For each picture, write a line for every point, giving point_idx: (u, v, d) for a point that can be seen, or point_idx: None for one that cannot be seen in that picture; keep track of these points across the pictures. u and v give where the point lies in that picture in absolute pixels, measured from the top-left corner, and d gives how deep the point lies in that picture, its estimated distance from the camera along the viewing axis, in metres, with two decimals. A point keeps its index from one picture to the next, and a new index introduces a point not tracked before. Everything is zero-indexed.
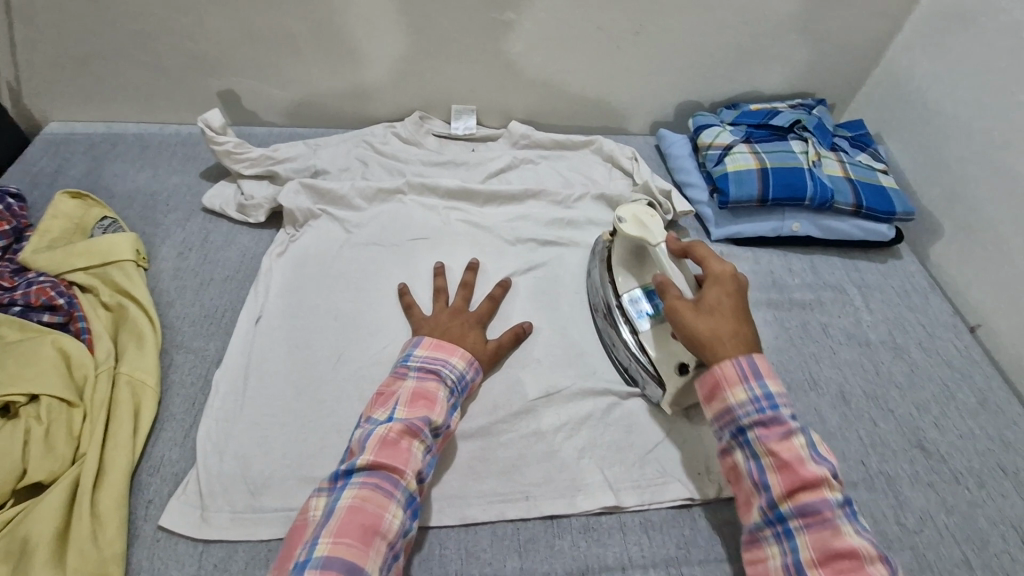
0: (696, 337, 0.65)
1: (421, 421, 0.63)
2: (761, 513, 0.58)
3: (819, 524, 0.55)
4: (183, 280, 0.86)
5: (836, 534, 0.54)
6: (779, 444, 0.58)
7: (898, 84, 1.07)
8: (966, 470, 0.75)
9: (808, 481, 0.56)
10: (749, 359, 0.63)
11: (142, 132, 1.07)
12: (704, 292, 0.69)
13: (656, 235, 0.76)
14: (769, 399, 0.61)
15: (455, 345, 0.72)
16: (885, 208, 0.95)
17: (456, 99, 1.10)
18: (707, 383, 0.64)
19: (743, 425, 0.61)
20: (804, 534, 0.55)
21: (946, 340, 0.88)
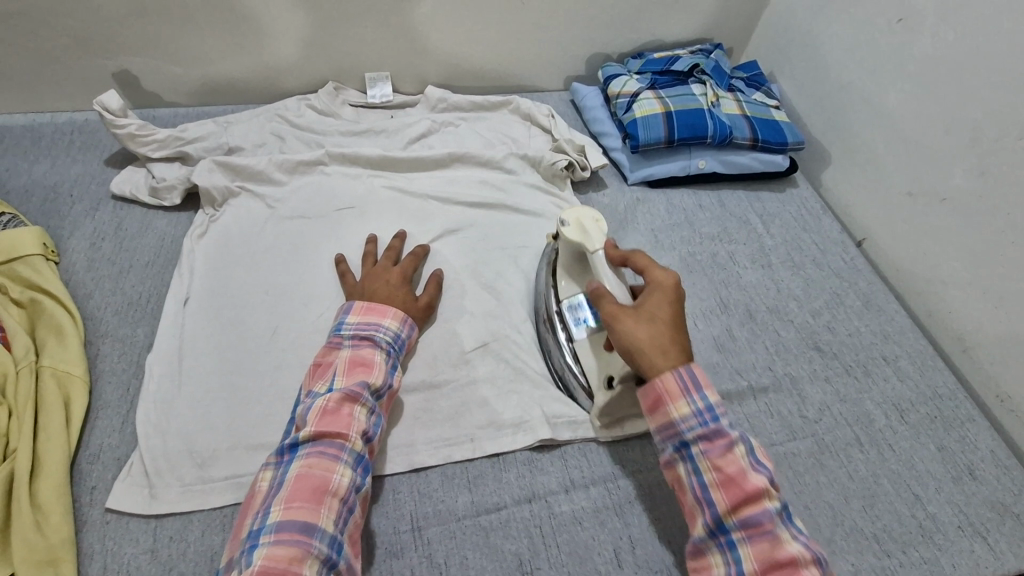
0: (631, 342, 0.62)
1: (360, 388, 0.64)
2: (667, 442, 0.59)
3: (717, 448, 0.57)
4: (99, 270, 0.83)
5: (730, 456, 0.56)
6: (679, 380, 0.59)
7: (785, 26, 1.16)
8: (854, 362, 0.85)
9: (708, 411, 0.58)
10: (683, 368, 0.60)
11: (31, 123, 1.01)
12: (643, 302, 0.65)
13: (594, 243, 0.73)
14: (659, 327, 0.63)
15: (387, 306, 0.73)
16: (778, 140, 1.03)
17: (369, 66, 1.10)
18: (649, 396, 0.60)
19: (648, 365, 0.61)
20: (705, 458, 0.57)
21: (836, 254, 0.99)
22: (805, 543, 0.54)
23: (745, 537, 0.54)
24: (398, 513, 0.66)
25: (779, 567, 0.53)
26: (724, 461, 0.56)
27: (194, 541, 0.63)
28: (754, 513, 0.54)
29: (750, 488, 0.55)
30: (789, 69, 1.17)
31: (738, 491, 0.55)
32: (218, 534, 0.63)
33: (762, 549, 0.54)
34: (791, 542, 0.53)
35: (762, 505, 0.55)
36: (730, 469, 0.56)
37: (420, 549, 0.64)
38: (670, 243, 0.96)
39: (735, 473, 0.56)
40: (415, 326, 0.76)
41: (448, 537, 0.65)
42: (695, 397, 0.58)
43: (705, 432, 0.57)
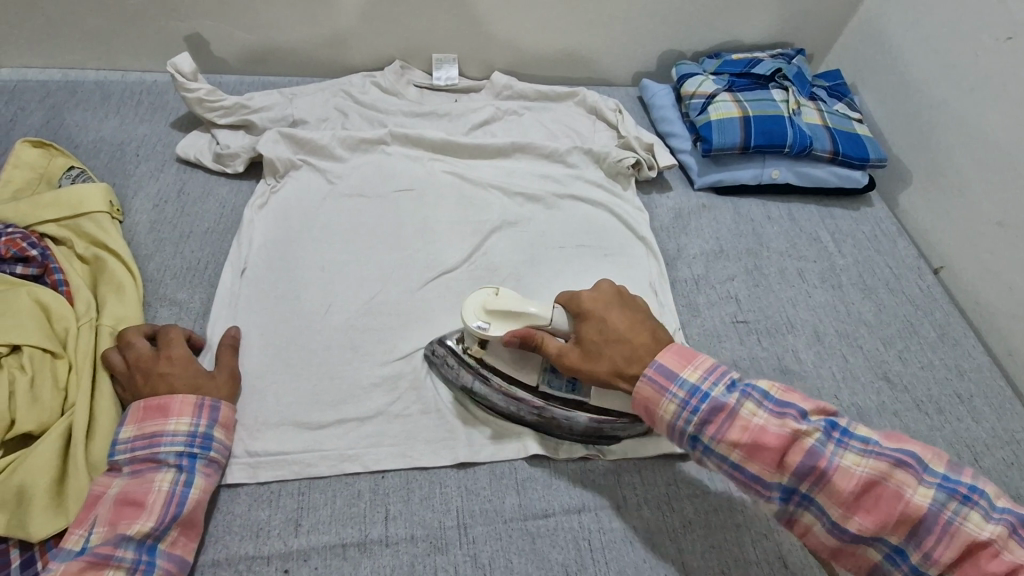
0: (618, 334, 0.61)
1: (115, 544, 0.53)
2: (839, 537, 0.53)
3: (829, 480, 0.52)
4: (160, 232, 0.83)
5: (849, 475, 0.52)
6: (739, 431, 0.54)
7: (874, 35, 1.10)
8: (926, 398, 0.80)
9: (863, 480, 0.52)
10: (656, 363, 0.58)
11: (102, 80, 1.01)
12: (581, 326, 0.63)
13: (494, 290, 0.66)
14: (724, 384, 0.56)
15: (172, 401, 0.61)
16: (859, 155, 0.98)
17: (437, 47, 1.07)
18: (666, 368, 0.57)
19: (692, 431, 0.56)
20: (892, 532, 0.51)
21: (911, 281, 0.93)
22: (998, 527, 0.50)
23: (926, 556, 0.50)
24: (444, 507, 0.64)
25: (949, 546, 0.50)
26: (846, 496, 0.52)
27: (240, 513, 0.62)
28: (884, 497, 0.51)
29: (953, 532, 0.50)
30: (873, 81, 1.11)
31: (884, 515, 0.51)
32: (265, 508, 0.63)
33: (907, 526, 0.51)
34: (966, 535, 0.50)
35: (914, 517, 0.50)
36: (858, 494, 0.51)
37: (464, 547, 0.62)
38: (736, 256, 0.92)
39: (933, 528, 0.50)
40: (217, 403, 0.64)
41: (493, 539, 0.63)
42: (843, 474, 0.52)
43: (875, 505, 0.51)
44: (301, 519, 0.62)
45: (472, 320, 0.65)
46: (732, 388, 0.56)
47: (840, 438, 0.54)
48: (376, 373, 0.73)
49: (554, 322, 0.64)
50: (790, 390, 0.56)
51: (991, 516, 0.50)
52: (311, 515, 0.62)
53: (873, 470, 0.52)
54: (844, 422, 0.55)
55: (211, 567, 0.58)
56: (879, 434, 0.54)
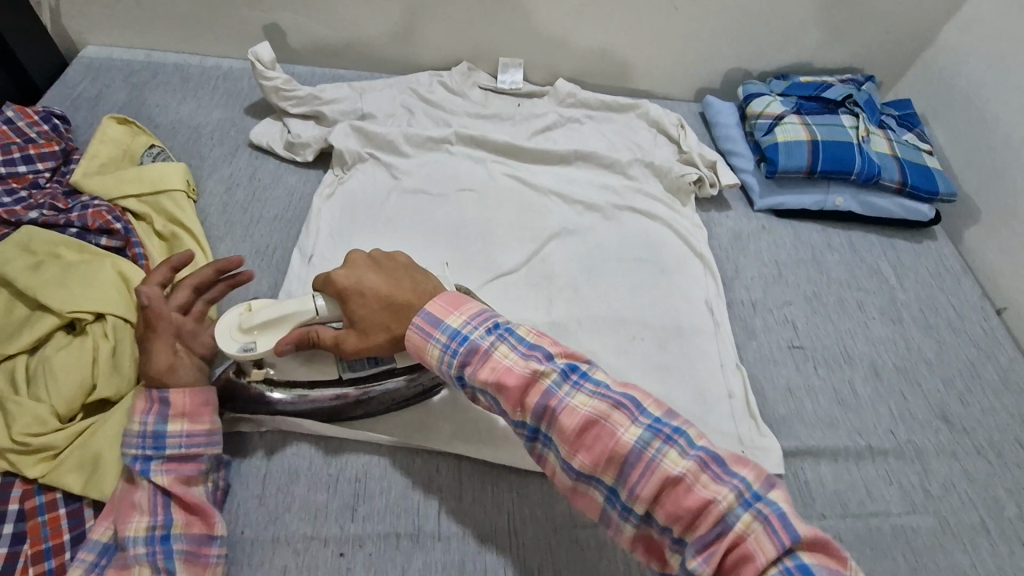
0: (383, 300, 0.61)
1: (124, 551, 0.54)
2: (569, 476, 0.54)
3: (557, 418, 0.54)
4: (232, 215, 0.86)
5: (571, 413, 0.53)
6: (487, 371, 0.56)
7: (950, 68, 1.08)
8: (986, 442, 0.78)
9: (581, 420, 0.53)
10: (425, 310, 0.59)
11: (182, 63, 1.05)
12: (346, 307, 0.61)
13: (244, 307, 0.61)
14: (472, 330, 0.58)
15: (129, 403, 0.59)
16: (928, 188, 0.96)
17: (505, 51, 1.08)
18: (432, 314, 0.59)
19: (455, 375, 0.58)
20: (606, 469, 0.52)
21: (974, 320, 0.91)
22: (692, 463, 0.50)
23: (630, 493, 0.51)
24: (496, 509, 0.65)
25: (653, 484, 0.50)
26: (569, 433, 0.53)
27: (300, 495, 0.63)
28: (599, 434, 0.52)
29: (652, 470, 0.51)
30: (947, 113, 1.08)
31: (599, 452, 0.52)
32: (323, 491, 0.64)
33: (619, 463, 0.52)
34: (662, 471, 0.50)
35: (620, 454, 0.52)
36: (578, 431, 0.53)
37: (513, 548, 0.63)
38: (793, 281, 0.91)
39: (636, 464, 0.51)
40: (166, 393, 0.59)
41: (542, 544, 0.63)
42: (569, 413, 0.53)
43: (591, 439, 0.52)
44: (357, 505, 0.63)
45: (234, 345, 0.60)
46: (491, 333, 0.58)
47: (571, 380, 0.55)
48: None
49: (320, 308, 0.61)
50: (546, 338, 0.59)
51: (688, 453, 0.51)
52: (367, 502, 0.64)
53: (591, 403, 0.53)
54: (585, 367, 0.57)
55: (272, 543, 0.60)
56: (612, 381, 0.56)
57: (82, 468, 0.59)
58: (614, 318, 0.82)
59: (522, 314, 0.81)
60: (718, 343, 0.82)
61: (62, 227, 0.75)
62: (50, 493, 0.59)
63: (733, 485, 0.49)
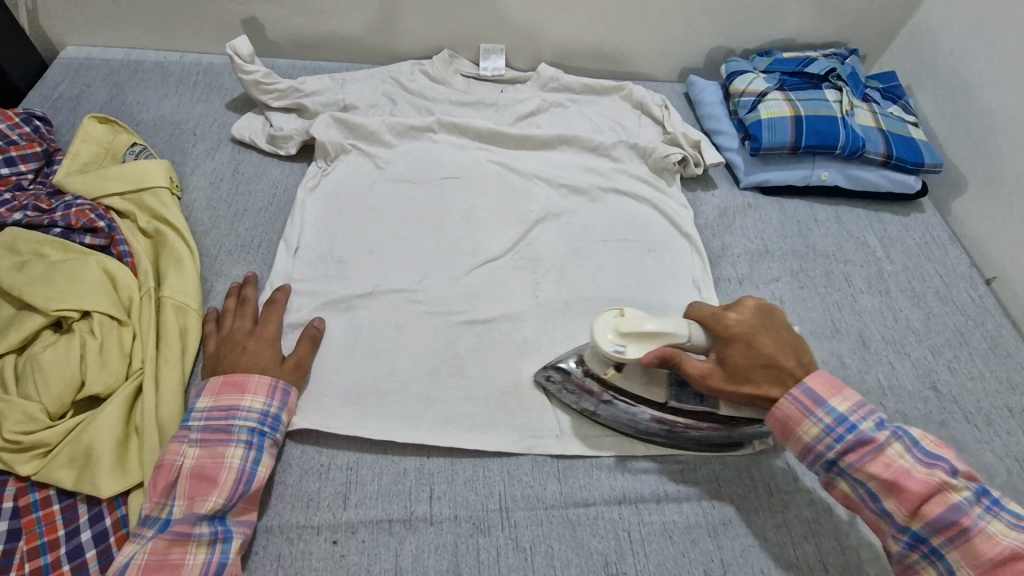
0: (765, 359, 0.60)
1: (192, 521, 0.56)
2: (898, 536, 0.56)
3: (868, 462, 0.56)
4: (216, 210, 0.86)
5: (919, 479, 0.54)
6: (882, 467, 0.55)
7: (934, 38, 1.07)
8: (974, 408, 0.79)
9: (873, 454, 0.56)
10: (804, 386, 0.59)
11: (161, 60, 1.04)
12: (726, 349, 0.61)
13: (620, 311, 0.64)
14: (843, 422, 0.57)
15: (249, 380, 0.64)
16: (914, 159, 0.96)
17: (486, 37, 1.08)
18: (818, 384, 0.59)
19: (830, 457, 0.58)
20: (889, 498, 0.55)
21: (962, 290, 0.91)
22: (943, 474, 0.54)
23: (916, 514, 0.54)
24: (488, 490, 0.66)
25: (936, 509, 0.53)
26: (886, 479, 0.55)
27: (292, 484, 0.64)
28: (885, 468, 0.55)
29: (934, 496, 0.54)
30: (931, 85, 1.08)
31: (917, 500, 0.54)
32: (315, 480, 0.65)
33: (907, 496, 0.54)
34: (953, 493, 0.53)
35: (942, 498, 0.53)
36: (889, 474, 0.55)
37: (506, 528, 0.63)
38: (781, 257, 0.91)
39: (914, 488, 0.54)
40: (288, 386, 0.66)
41: (534, 523, 0.64)
42: (883, 459, 0.55)
43: (883, 476, 0.55)
44: (349, 492, 0.64)
45: (608, 346, 0.63)
46: (882, 427, 0.57)
47: (861, 410, 0.58)
48: (423, 361, 0.74)
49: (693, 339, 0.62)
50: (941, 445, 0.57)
51: (916, 457, 0.56)
52: (358, 487, 0.64)
53: (852, 426, 0.57)
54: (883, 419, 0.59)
55: (265, 532, 0.61)
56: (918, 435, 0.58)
57: (73, 463, 0.59)
58: (603, 300, 0.82)
59: (509, 298, 0.81)
60: None
61: (46, 227, 0.75)
62: (44, 489, 0.60)
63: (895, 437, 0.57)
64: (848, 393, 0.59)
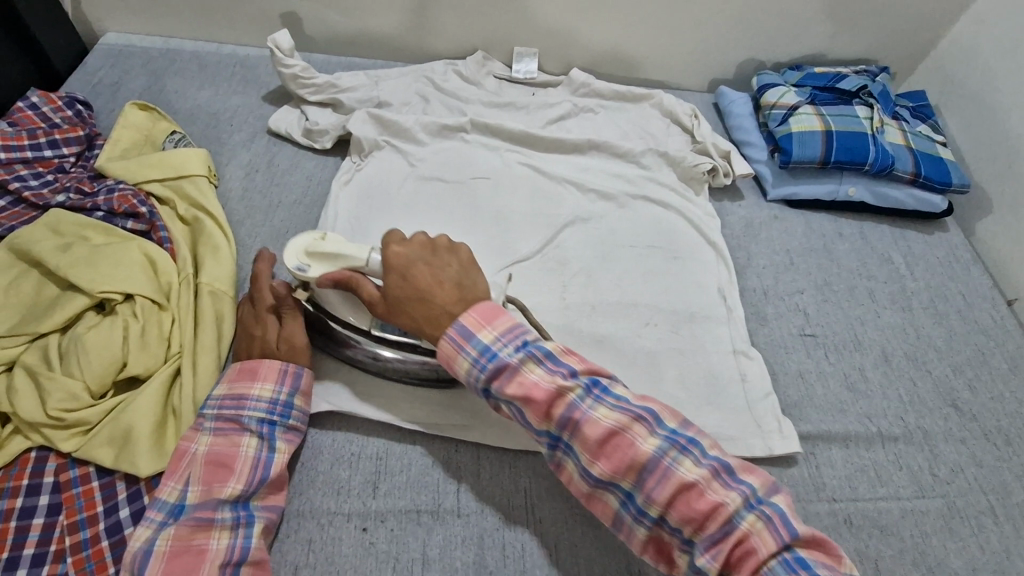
0: (419, 291, 0.61)
1: (212, 506, 0.56)
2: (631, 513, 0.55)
3: (580, 429, 0.54)
4: (251, 200, 0.87)
5: (548, 394, 0.55)
6: (516, 386, 0.56)
7: (965, 59, 1.08)
8: (994, 428, 0.79)
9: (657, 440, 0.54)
10: (460, 323, 0.59)
11: (199, 50, 1.06)
12: (386, 278, 0.63)
13: (318, 234, 0.67)
14: (545, 362, 0.57)
15: (260, 366, 0.63)
16: (942, 178, 0.97)
17: (520, 40, 1.09)
18: (484, 314, 0.59)
19: (484, 386, 0.58)
20: (637, 481, 0.53)
21: (984, 310, 0.92)
22: (705, 470, 0.53)
23: (676, 508, 0.52)
24: (514, 487, 0.67)
25: (688, 509, 0.52)
26: (587, 439, 0.54)
27: (323, 470, 0.65)
28: (633, 448, 0.53)
29: (672, 490, 0.52)
30: (959, 105, 1.09)
31: (619, 461, 0.53)
32: (346, 467, 0.66)
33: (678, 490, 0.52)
34: (698, 489, 0.52)
35: (639, 458, 0.53)
36: (600, 442, 0.54)
37: (530, 525, 0.64)
38: (805, 269, 0.92)
39: (693, 485, 0.52)
40: (301, 370, 0.65)
41: (559, 521, 0.65)
42: (630, 440, 0.53)
43: (637, 454, 0.53)
44: (379, 482, 0.65)
45: (293, 265, 0.66)
46: (522, 349, 0.57)
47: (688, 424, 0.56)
48: None
49: (371, 264, 0.66)
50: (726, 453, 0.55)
51: (730, 482, 0.53)
52: (388, 476, 0.65)
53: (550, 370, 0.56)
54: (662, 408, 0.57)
55: (297, 516, 0.62)
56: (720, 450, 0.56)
57: (113, 442, 0.61)
58: (630, 304, 0.83)
59: (536, 299, 0.82)
60: (731, 329, 0.83)
61: (88, 210, 0.77)
62: (83, 467, 0.61)
63: (741, 490, 0.52)
64: (558, 341, 0.60)
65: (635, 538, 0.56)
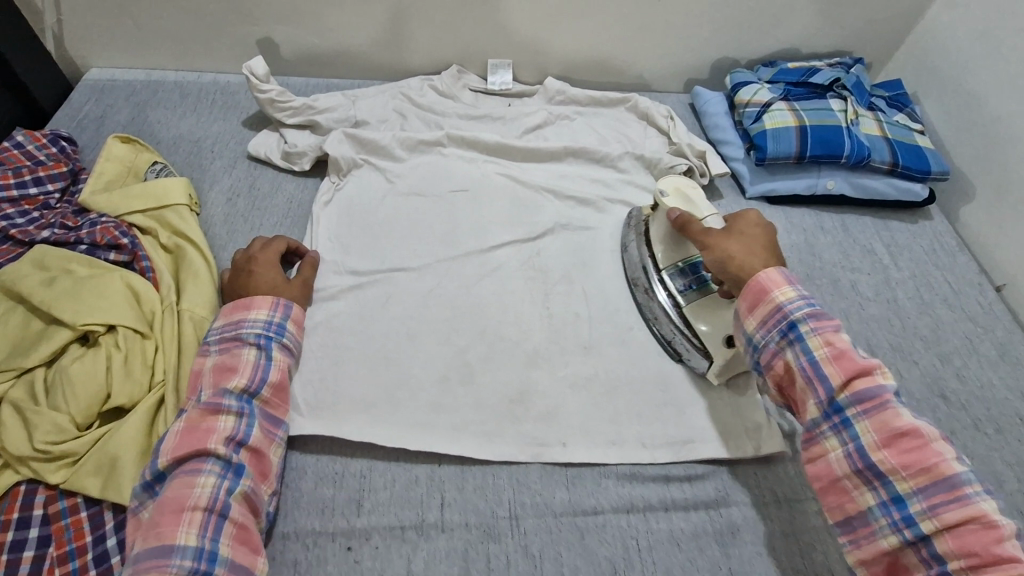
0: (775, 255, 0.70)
1: (193, 466, 0.59)
2: (882, 520, 0.56)
3: (929, 465, 0.55)
4: (233, 225, 0.88)
5: (858, 363, 0.60)
6: (829, 341, 0.61)
7: (940, 46, 1.07)
8: (984, 417, 0.79)
9: (959, 481, 0.54)
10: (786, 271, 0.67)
11: (180, 80, 1.08)
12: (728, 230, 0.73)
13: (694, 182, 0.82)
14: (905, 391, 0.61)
15: (231, 352, 0.66)
16: (920, 166, 0.97)
17: (494, 52, 1.10)
18: (751, 292, 0.67)
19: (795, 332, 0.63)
20: (914, 491, 0.55)
21: (971, 297, 0.91)
22: (969, 483, 0.54)
23: (928, 506, 0.54)
24: (498, 498, 0.67)
25: (975, 541, 0.51)
26: (922, 465, 0.55)
27: (307, 490, 0.66)
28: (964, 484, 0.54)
29: (970, 521, 0.52)
30: (937, 92, 1.08)
31: (912, 460, 0.56)
32: (330, 486, 0.66)
33: (946, 504, 0.53)
34: (998, 528, 0.52)
35: (946, 471, 0.55)
36: (922, 464, 0.55)
37: (514, 536, 0.65)
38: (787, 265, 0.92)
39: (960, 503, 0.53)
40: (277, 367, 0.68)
41: (543, 531, 0.65)
42: (948, 475, 0.54)
43: (957, 488, 0.54)
44: (363, 499, 0.66)
45: None
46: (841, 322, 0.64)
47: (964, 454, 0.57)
48: (434, 370, 0.75)
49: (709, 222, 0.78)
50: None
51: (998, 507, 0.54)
52: (371, 493, 0.66)
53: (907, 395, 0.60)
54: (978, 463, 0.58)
55: (282, 538, 0.63)
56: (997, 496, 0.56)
57: (99, 471, 0.62)
58: (612, 309, 0.84)
59: (518, 308, 0.82)
60: None
61: (72, 243, 0.78)
62: (72, 497, 0.62)
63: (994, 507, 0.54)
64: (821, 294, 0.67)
65: (873, 544, 0.57)
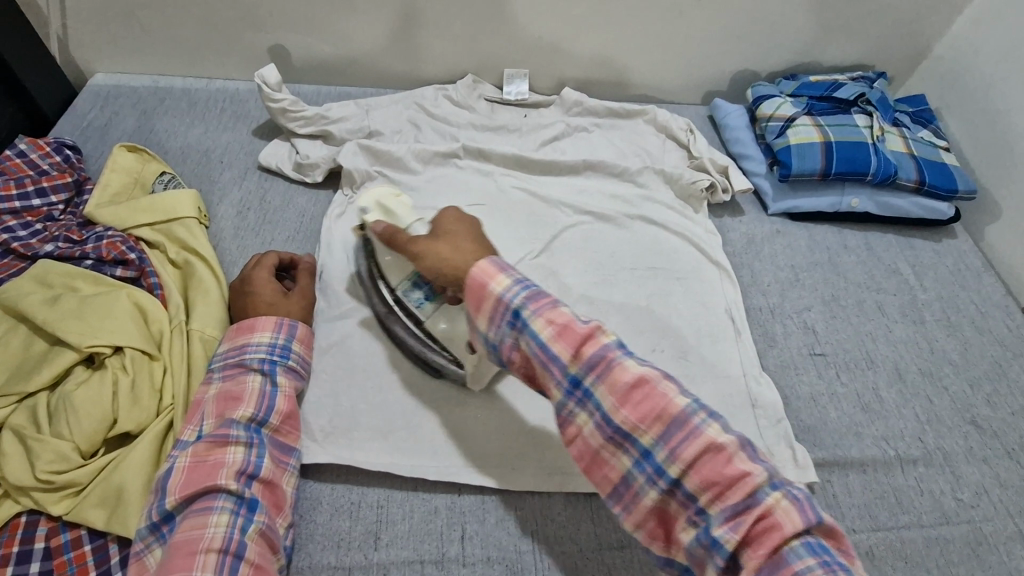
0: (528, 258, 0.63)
1: (204, 504, 0.56)
2: (655, 488, 0.50)
3: (669, 423, 0.49)
4: (243, 239, 0.86)
5: (582, 328, 0.52)
6: (556, 313, 0.53)
7: (964, 61, 1.06)
8: (1018, 445, 0.77)
9: (703, 438, 0.48)
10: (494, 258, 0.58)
11: (188, 87, 1.05)
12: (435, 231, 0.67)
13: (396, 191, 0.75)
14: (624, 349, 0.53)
15: (235, 386, 0.64)
16: (947, 185, 0.95)
17: (510, 62, 1.08)
18: (472, 287, 0.57)
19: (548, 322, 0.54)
20: (663, 451, 0.49)
21: (999, 320, 0.89)
22: (733, 438, 0.48)
23: (671, 458, 0.48)
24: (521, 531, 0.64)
25: (720, 487, 0.47)
26: (655, 420, 0.49)
27: (323, 522, 0.63)
28: (698, 440, 0.48)
29: (736, 482, 0.47)
30: (960, 109, 1.07)
31: (644, 413, 0.50)
32: (347, 517, 0.64)
33: (702, 464, 0.47)
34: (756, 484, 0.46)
35: (672, 417, 0.49)
36: (655, 416, 0.49)
37: (538, 572, 0.62)
38: (812, 285, 0.90)
39: (718, 462, 0.47)
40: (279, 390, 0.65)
41: (569, 566, 0.62)
42: (677, 427, 0.49)
43: (698, 443, 0.48)
44: (381, 532, 0.63)
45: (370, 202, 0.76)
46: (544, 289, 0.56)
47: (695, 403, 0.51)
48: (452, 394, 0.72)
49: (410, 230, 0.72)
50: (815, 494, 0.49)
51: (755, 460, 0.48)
52: (389, 525, 0.63)
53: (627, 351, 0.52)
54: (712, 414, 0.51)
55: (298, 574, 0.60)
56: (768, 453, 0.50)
57: (104, 504, 0.59)
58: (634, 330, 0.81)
59: None
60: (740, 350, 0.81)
61: (77, 258, 0.75)
62: (75, 530, 0.59)
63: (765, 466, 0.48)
64: None
65: (640, 505, 0.51)
